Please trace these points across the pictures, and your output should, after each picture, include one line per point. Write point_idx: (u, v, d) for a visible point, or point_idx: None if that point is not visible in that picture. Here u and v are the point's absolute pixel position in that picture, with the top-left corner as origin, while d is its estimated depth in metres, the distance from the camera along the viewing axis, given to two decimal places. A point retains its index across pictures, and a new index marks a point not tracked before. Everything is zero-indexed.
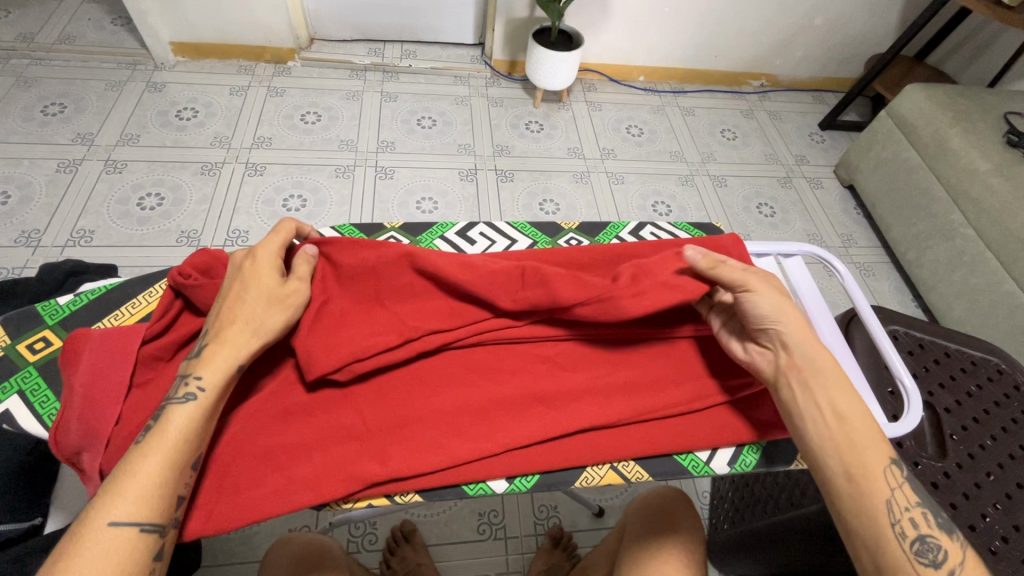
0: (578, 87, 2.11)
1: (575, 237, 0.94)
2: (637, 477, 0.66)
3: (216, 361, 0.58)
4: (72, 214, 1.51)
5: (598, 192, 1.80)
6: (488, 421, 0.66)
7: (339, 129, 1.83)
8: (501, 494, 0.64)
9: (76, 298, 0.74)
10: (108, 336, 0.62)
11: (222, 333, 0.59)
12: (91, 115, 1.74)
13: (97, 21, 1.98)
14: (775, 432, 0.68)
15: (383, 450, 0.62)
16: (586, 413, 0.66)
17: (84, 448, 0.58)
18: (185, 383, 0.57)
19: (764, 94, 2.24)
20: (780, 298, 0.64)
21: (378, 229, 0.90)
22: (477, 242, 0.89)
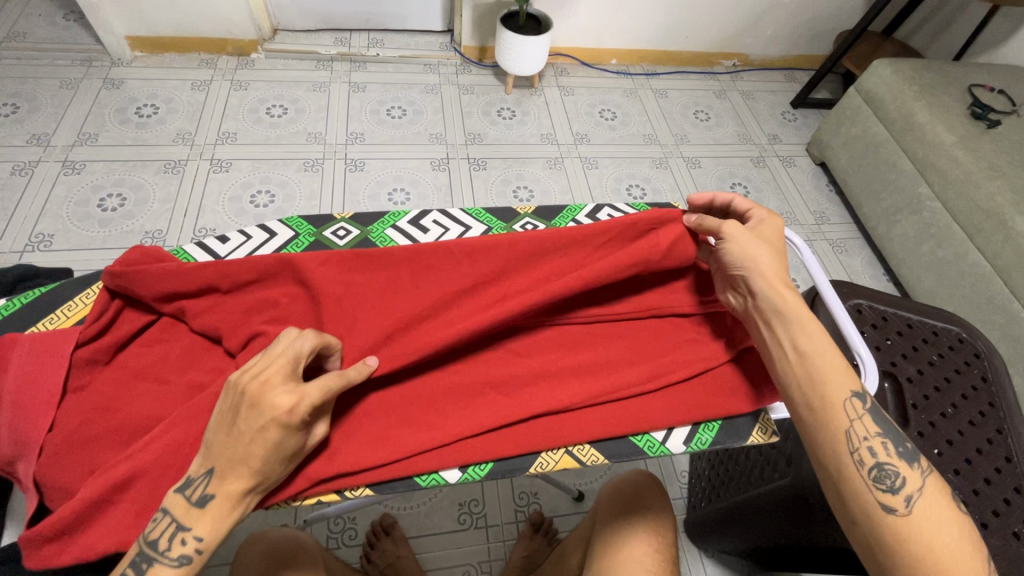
0: (550, 71, 2.08)
1: (531, 221, 0.93)
2: (592, 460, 0.66)
3: (208, 520, 0.51)
4: (29, 218, 1.46)
5: (573, 177, 1.79)
6: (439, 410, 0.65)
7: (306, 121, 1.79)
8: (454, 484, 0.63)
9: (7, 303, 0.72)
10: (37, 340, 0.60)
11: (229, 491, 0.52)
12: (45, 115, 1.67)
13: (48, 17, 1.91)
14: (729, 407, 0.68)
15: (333, 445, 0.61)
16: (538, 398, 0.65)
17: (17, 457, 0.56)
18: (180, 538, 0.51)
19: (736, 74, 2.24)
20: (756, 246, 0.66)
21: (328, 219, 0.88)
22: (430, 231, 0.89)
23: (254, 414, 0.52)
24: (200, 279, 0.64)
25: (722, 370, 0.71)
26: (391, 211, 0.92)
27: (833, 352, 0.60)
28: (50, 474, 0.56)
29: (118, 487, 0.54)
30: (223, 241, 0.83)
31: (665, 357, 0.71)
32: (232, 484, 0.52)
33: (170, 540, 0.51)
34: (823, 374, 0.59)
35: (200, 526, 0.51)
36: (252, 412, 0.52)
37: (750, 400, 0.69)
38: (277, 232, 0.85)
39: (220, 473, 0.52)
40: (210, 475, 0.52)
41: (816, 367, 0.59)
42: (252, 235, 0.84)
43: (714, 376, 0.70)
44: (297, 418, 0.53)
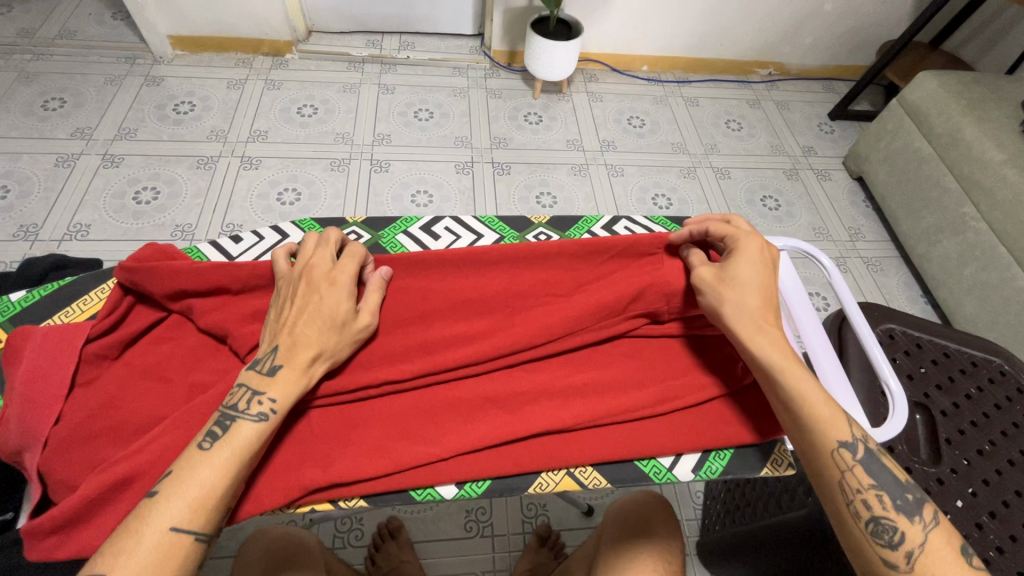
0: (579, 77, 2.06)
1: (544, 231, 0.91)
2: (594, 484, 0.64)
3: (282, 383, 0.57)
4: (69, 208, 1.52)
5: (597, 185, 1.77)
6: (438, 425, 0.64)
7: (335, 122, 1.82)
8: (450, 499, 0.62)
9: (28, 294, 0.74)
10: (49, 334, 0.62)
11: (296, 358, 0.58)
12: (90, 110, 1.74)
13: (98, 16, 1.99)
14: (739, 438, 0.66)
15: (330, 456, 0.60)
16: (540, 417, 0.63)
17: (24, 447, 0.58)
18: (256, 400, 0.56)
19: (772, 84, 2.18)
20: (723, 290, 0.63)
21: (339, 223, 0.88)
22: (441, 237, 0.89)
23: (309, 289, 0.62)
24: (211, 280, 0.65)
25: (735, 398, 0.68)
26: (403, 216, 0.91)
27: (812, 398, 0.56)
28: (55, 466, 0.57)
29: (119, 485, 0.55)
30: (235, 241, 0.84)
31: (675, 381, 0.68)
32: (295, 347, 0.58)
33: (248, 402, 0.56)
34: (805, 426, 0.56)
35: (274, 386, 0.56)
36: (307, 287, 0.62)
37: (763, 431, 0.66)
38: (288, 234, 0.86)
39: (284, 347, 0.59)
40: (273, 352, 0.58)
41: (798, 417, 0.56)
42: (264, 236, 0.85)
43: (725, 403, 0.68)
44: (343, 282, 0.64)
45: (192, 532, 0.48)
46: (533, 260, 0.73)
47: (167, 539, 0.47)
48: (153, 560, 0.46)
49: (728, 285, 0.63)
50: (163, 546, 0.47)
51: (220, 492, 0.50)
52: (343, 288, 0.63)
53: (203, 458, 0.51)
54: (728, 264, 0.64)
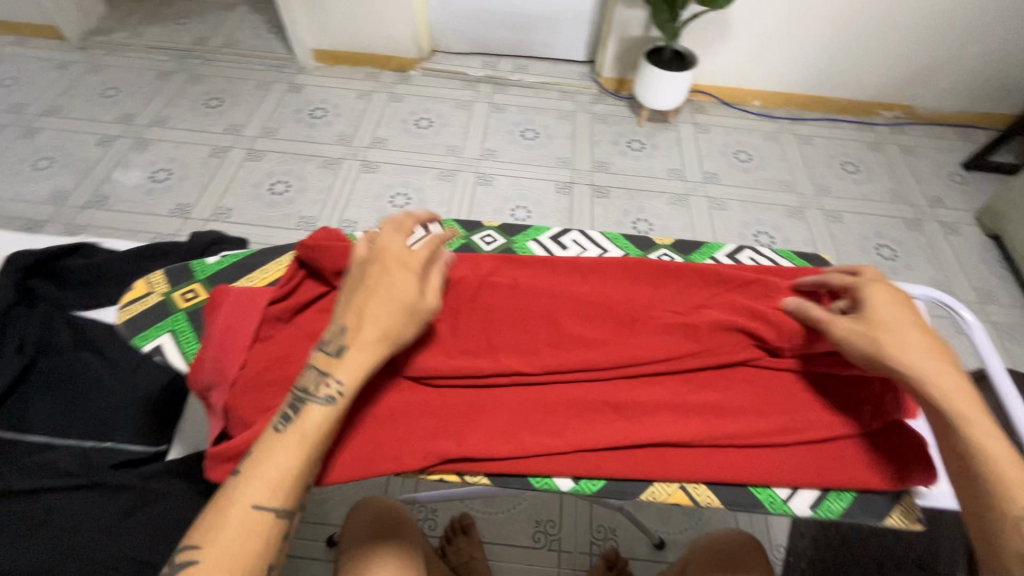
0: (686, 108, 2.06)
1: (666, 254, 0.92)
2: (707, 502, 0.64)
3: (347, 365, 0.58)
4: (217, 193, 1.74)
5: (696, 216, 1.74)
6: (560, 420, 0.67)
7: (447, 135, 1.94)
8: (565, 492, 0.65)
9: (221, 260, 0.85)
10: (242, 295, 0.72)
11: (362, 340, 0.59)
12: (242, 110, 1.99)
13: (256, 29, 2.28)
14: (865, 480, 0.64)
15: (461, 431, 0.65)
16: (659, 427, 0.65)
17: (214, 385, 0.67)
18: (325, 383, 0.58)
19: (897, 127, 2.05)
20: (879, 330, 0.60)
21: (476, 225, 0.94)
22: (569, 249, 0.90)
23: (377, 273, 0.62)
24: None
25: (864, 440, 0.66)
26: (534, 226, 0.96)
27: (999, 453, 0.52)
28: (236, 405, 0.67)
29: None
30: None
31: (798, 414, 0.67)
32: (360, 332, 0.60)
33: (318, 384, 0.58)
34: (993, 485, 0.51)
35: (343, 369, 0.58)
36: (377, 271, 0.62)
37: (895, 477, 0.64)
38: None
39: (352, 329, 0.60)
40: (340, 336, 0.60)
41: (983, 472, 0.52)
42: None
43: (853, 443, 0.66)
44: (413, 266, 0.63)
45: (273, 510, 0.52)
46: (657, 281, 0.78)
47: (251, 518, 0.51)
48: (242, 535, 0.50)
49: (880, 328, 0.60)
50: (250, 524, 0.51)
51: (296, 474, 0.54)
52: (410, 273, 0.63)
53: (279, 442, 0.55)
54: (870, 307, 0.62)
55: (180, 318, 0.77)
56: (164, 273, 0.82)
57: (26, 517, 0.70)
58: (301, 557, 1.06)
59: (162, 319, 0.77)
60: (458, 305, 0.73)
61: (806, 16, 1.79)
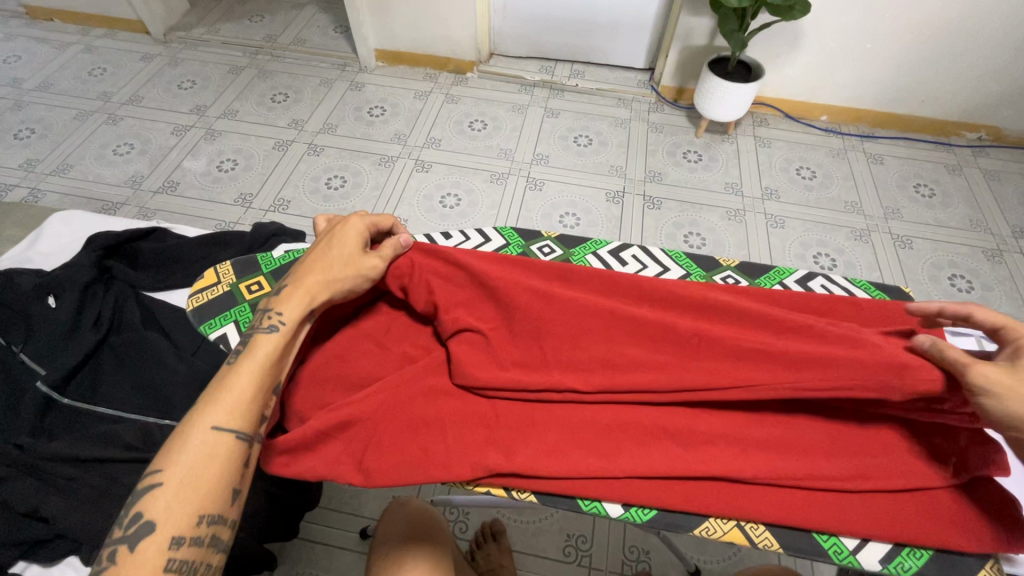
0: (747, 120, 1.99)
1: (733, 276, 0.88)
2: (765, 544, 0.62)
3: (288, 291, 0.66)
4: (277, 185, 1.81)
5: (752, 233, 1.68)
6: (613, 443, 0.66)
7: (500, 138, 1.95)
8: (614, 518, 0.64)
9: (286, 254, 0.87)
10: None
11: (303, 282, 0.67)
12: (305, 106, 2.07)
13: (323, 28, 2.36)
14: (936, 538, 0.60)
15: (511, 445, 0.65)
16: (718, 460, 0.63)
17: None
18: (269, 316, 0.64)
19: (980, 149, 1.91)
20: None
21: (536, 236, 0.93)
22: (628, 264, 0.89)
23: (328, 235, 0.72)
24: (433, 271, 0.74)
25: (940, 493, 0.62)
26: (593, 238, 0.95)
27: None
28: (294, 400, 0.69)
29: (342, 426, 0.65)
30: (446, 237, 0.92)
31: (867, 459, 0.63)
32: (301, 268, 0.68)
33: (263, 319, 0.64)
34: None
35: (283, 303, 0.65)
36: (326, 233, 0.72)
37: (973, 537, 0.60)
38: (491, 239, 0.93)
39: (295, 276, 0.68)
40: (284, 277, 0.69)
41: None
42: (471, 237, 0.93)
43: (924, 496, 0.62)
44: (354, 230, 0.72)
45: (233, 429, 0.56)
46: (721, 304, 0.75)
47: (211, 438, 0.54)
48: (207, 451, 0.54)
49: None
50: (213, 441, 0.54)
51: (251, 396, 0.58)
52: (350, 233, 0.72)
53: (236, 369, 0.60)
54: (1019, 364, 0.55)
55: (244, 309, 0.81)
56: (233, 264, 0.85)
57: (90, 484, 0.74)
58: (336, 546, 1.09)
59: (229, 308, 0.80)
60: (515, 317, 0.72)
61: (886, 29, 1.69)
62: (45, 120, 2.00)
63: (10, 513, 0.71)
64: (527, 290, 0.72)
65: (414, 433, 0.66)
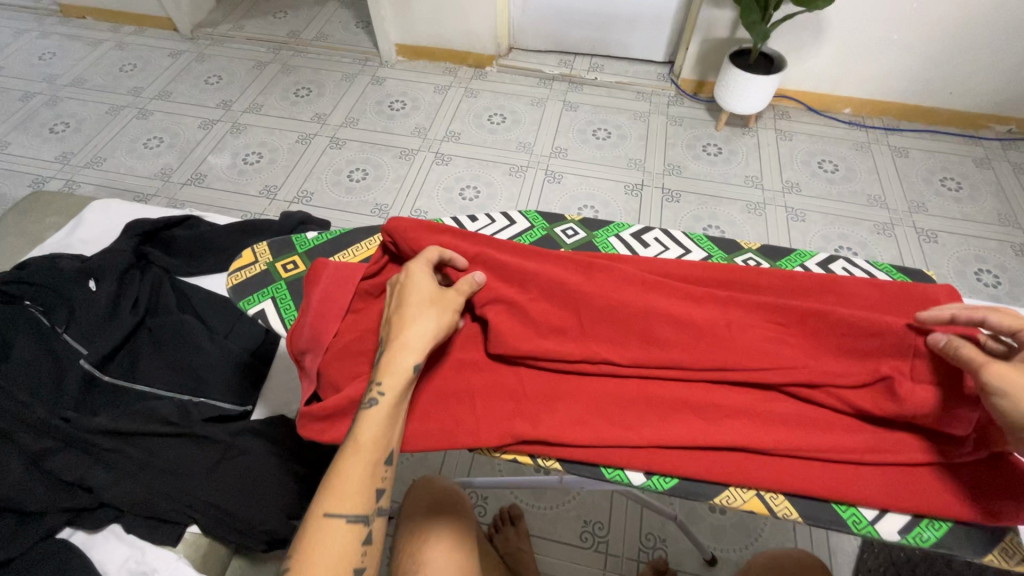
0: (769, 113, 1.97)
1: (755, 258, 0.88)
2: (784, 513, 0.63)
3: (426, 340, 0.63)
4: (301, 177, 1.85)
5: (772, 226, 1.67)
6: (635, 415, 0.67)
7: (519, 132, 1.96)
8: (636, 486, 0.65)
9: (320, 235, 0.89)
10: (338, 268, 0.77)
11: (400, 351, 0.62)
12: (328, 99, 2.10)
13: (345, 24, 2.39)
14: (961, 510, 0.61)
15: (536, 414, 0.67)
16: (740, 432, 0.64)
17: (309, 348, 0.72)
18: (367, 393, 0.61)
19: (1010, 142, 1.87)
20: None
21: (559, 219, 0.95)
22: (650, 246, 0.90)
23: (405, 295, 0.66)
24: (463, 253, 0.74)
25: (963, 469, 0.63)
26: (615, 222, 0.95)
27: None
28: (330, 368, 0.71)
29: None
30: (471, 220, 0.94)
31: (890, 434, 0.64)
32: (442, 326, 0.64)
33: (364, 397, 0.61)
34: None
35: (384, 374, 0.61)
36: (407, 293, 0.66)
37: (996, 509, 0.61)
38: (516, 222, 0.95)
39: (389, 344, 0.63)
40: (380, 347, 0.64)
41: None
42: (495, 219, 0.94)
43: (947, 471, 0.63)
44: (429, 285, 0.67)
45: (347, 514, 0.55)
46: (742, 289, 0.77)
47: (332, 523, 0.54)
48: (331, 539, 0.54)
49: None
50: (334, 528, 0.54)
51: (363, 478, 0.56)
52: (432, 292, 0.66)
53: (346, 455, 0.57)
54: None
55: (281, 287, 0.83)
56: (268, 244, 0.87)
57: (132, 456, 0.78)
58: None
59: (264, 286, 0.83)
60: (551, 292, 0.72)
61: (914, 19, 1.66)
62: (79, 114, 2.07)
63: (58, 482, 0.75)
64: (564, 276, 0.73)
65: (442, 402, 0.69)
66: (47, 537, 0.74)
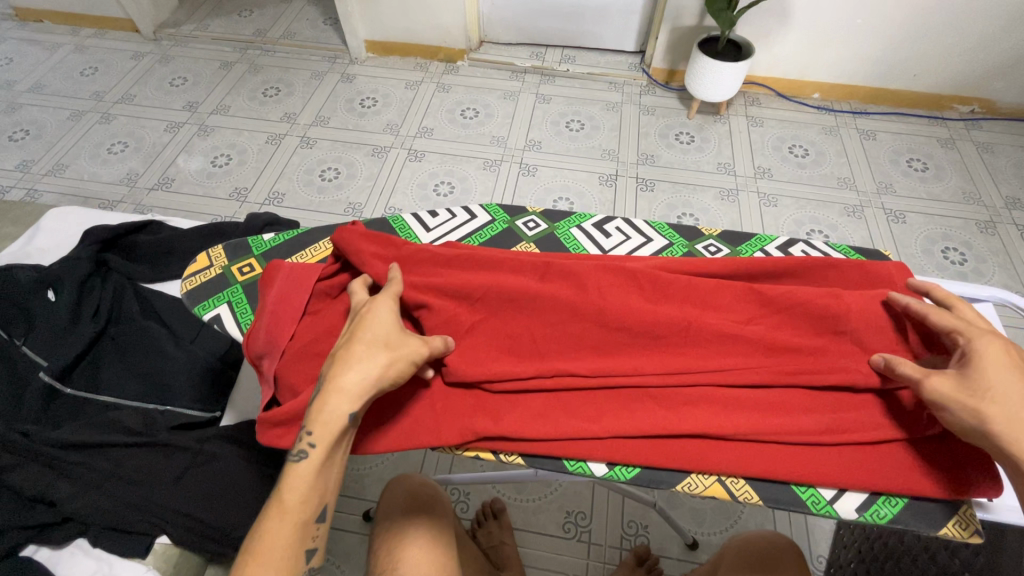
0: (740, 100, 1.99)
1: (715, 244, 0.89)
2: (745, 497, 0.64)
3: (363, 389, 0.58)
4: (271, 178, 1.82)
5: (746, 212, 1.69)
6: (596, 405, 0.67)
7: (493, 126, 1.95)
8: (599, 478, 0.66)
9: (277, 236, 0.88)
10: (294, 270, 0.76)
11: (332, 393, 0.57)
12: (297, 98, 2.07)
13: (312, 21, 2.35)
14: (912, 485, 0.62)
15: (497, 410, 0.67)
16: (700, 418, 0.65)
17: (265, 353, 0.71)
18: (301, 440, 0.57)
19: (973, 122, 1.91)
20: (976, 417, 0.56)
21: (520, 212, 0.94)
22: (612, 236, 0.90)
23: (354, 327, 0.63)
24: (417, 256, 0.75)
25: (914, 447, 0.64)
26: (577, 212, 0.95)
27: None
28: (286, 372, 0.70)
29: None
30: (432, 216, 0.94)
31: (845, 413, 0.65)
32: (391, 370, 0.59)
33: (298, 443, 0.57)
34: None
35: (316, 423, 0.56)
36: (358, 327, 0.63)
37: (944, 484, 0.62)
38: (476, 216, 0.94)
39: (326, 382, 0.59)
40: (320, 383, 0.59)
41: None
42: (456, 214, 0.94)
43: (900, 447, 0.64)
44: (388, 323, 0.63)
45: None
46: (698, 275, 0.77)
47: None
48: None
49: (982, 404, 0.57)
50: None
51: (288, 543, 0.54)
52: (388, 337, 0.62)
53: (272, 514, 0.55)
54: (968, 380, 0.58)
55: (237, 291, 0.81)
56: (223, 248, 0.86)
57: (96, 468, 0.76)
58: (340, 528, 1.11)
59: (220, 291, 0.81)
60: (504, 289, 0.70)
61: (875, 4, 1.69)
62: (39, 121, 2.00)
63: (20, 499, 0.74)
64: (518, 281, 0.72)
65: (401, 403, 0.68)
66: (9, 556, 0.72)
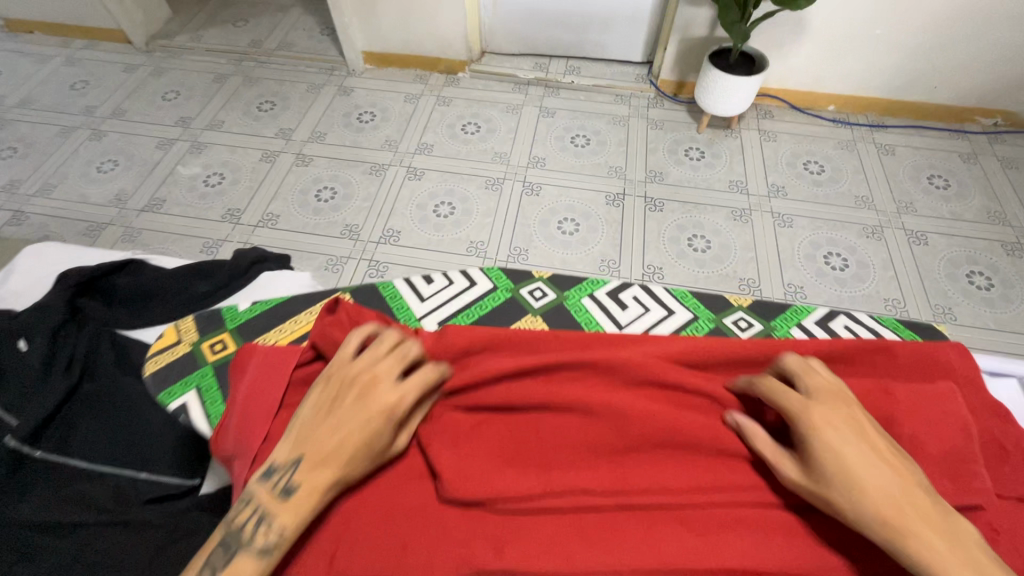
0: (752, 113, 1.91)
1: (742, 319, 0.91)
2: None
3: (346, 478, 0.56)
4: (265, 198, 1.75)
5: (760, 233, 1.61)
6: (619, 529, 0.57)
7: (495, 141, 1.88)
8: None
9: (252, 308, 0.94)
10: (270, 356, 0.71)
11: (315, 478, 0.55)
12: (293, 113, 2.00)
13: (309, 31, 2.28)
14: None
15: (502, 538, 0.57)
16: (743, 549, 0.55)
17: (235, 454, 0.64)
18: (264, 528, 0.53)
19: (996, 136, 1.83)
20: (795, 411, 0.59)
21: (527, 278, 0.96)
22: (628, 308, 0.91)
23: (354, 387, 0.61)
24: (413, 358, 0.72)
25: None
26: (590, 279, 0.96)
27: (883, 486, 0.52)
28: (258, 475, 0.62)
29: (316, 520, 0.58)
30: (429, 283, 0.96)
31: None
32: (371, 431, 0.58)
33: (254, 529, 0.53)
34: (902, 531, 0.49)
35: (285, 515, 0.53)
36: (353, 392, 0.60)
37: None
38: (477, 283, 0.96)
39: (306, 460, 0.56)
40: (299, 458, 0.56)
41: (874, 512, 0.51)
42: (455, 281, 0.95)
43: None
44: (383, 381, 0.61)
45: None
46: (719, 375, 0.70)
47: None
48: None
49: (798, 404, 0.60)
50: None
51: None
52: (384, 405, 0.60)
53: None
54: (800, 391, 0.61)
55: (206, 373, 0.84)
56: (193, 322, 0.91)
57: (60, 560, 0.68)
58: None
59: (189, 373, 0.84)
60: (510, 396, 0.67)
61: (895, 15, 1.61)
62: (27, 138, 1.94)
63: None
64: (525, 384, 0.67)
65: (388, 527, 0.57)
66: None
